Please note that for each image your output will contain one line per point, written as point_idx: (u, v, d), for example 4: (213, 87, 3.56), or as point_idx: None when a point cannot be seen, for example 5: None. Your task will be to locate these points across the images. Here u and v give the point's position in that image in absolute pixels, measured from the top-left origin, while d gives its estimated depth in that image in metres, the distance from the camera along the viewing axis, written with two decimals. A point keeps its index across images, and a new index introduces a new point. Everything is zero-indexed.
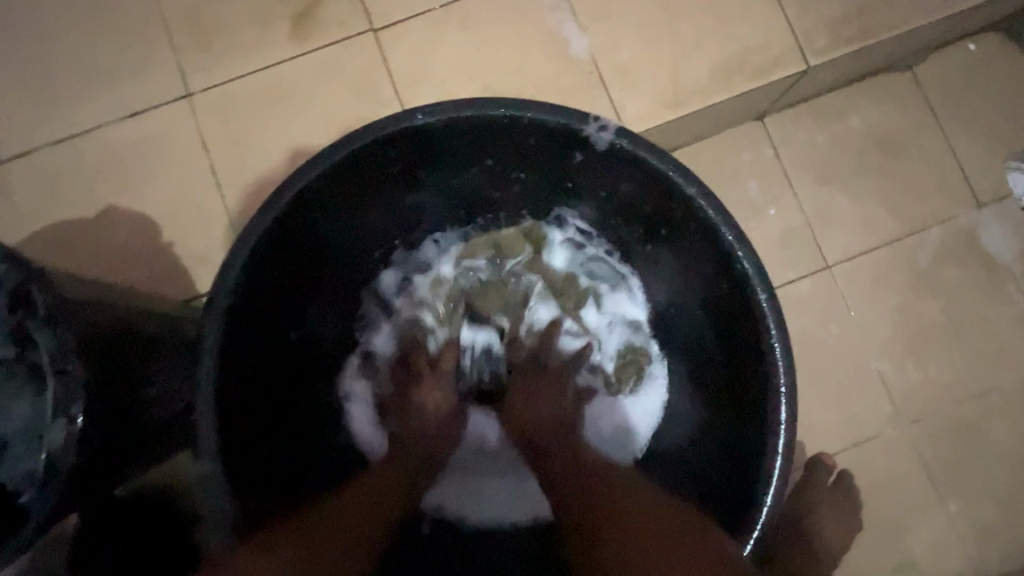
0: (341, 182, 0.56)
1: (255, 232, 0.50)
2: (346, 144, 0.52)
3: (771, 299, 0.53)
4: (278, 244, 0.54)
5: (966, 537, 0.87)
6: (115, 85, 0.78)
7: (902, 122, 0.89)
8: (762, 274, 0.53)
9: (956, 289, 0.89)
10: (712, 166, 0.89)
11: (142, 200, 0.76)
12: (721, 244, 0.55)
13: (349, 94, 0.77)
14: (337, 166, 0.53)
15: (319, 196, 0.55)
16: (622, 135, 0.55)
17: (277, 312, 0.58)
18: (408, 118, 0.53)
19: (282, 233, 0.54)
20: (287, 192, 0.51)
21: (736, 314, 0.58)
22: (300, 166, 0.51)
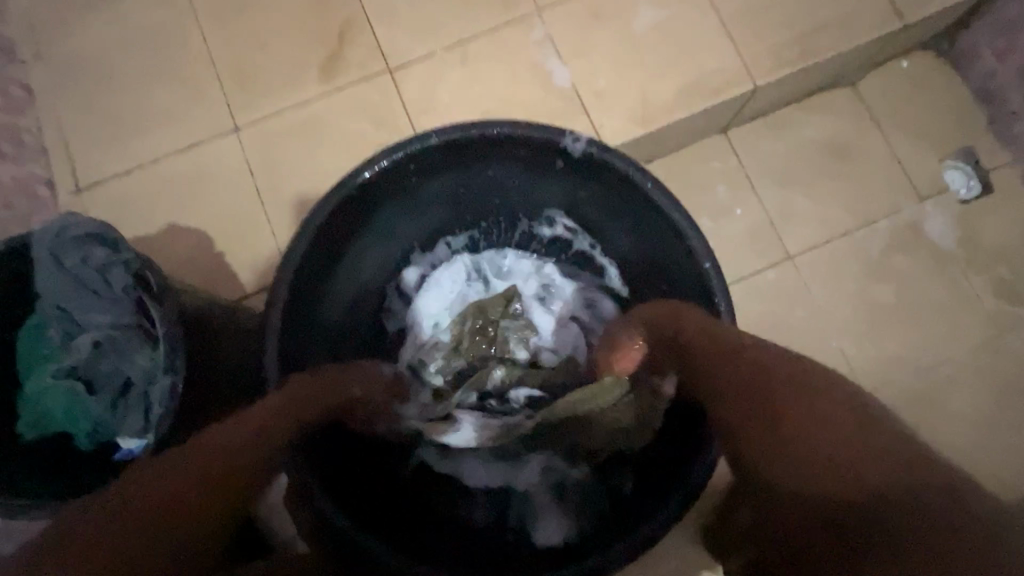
0: (373, 193, 0.70)
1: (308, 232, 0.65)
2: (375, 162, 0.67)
3: (714, 269, 0.65)
4: (327, 244, 0.68)
5: None
6: (175, 123, 0.93)
7: (845, 131, 1.05)
8: (705, 250, 0.65)
9: (905, 272, 1.01)
10: (683, 174, 1.03)
11: (199, 217, 0.91)
12: (673, 228, 0.67)
13: (369, 123, 0.92)
14: (369, 180, 0.68)
15: (357, 205, 0.70)
16: (593, 145, 0.68)
17: (321, 301, 0.72)
18: (425, 139, 0.68)
19: (327, 237, 0.68)
20: (331, 200, 0.65)
21: (689, 287, 0.70)
22: (341, 181, 0.66)
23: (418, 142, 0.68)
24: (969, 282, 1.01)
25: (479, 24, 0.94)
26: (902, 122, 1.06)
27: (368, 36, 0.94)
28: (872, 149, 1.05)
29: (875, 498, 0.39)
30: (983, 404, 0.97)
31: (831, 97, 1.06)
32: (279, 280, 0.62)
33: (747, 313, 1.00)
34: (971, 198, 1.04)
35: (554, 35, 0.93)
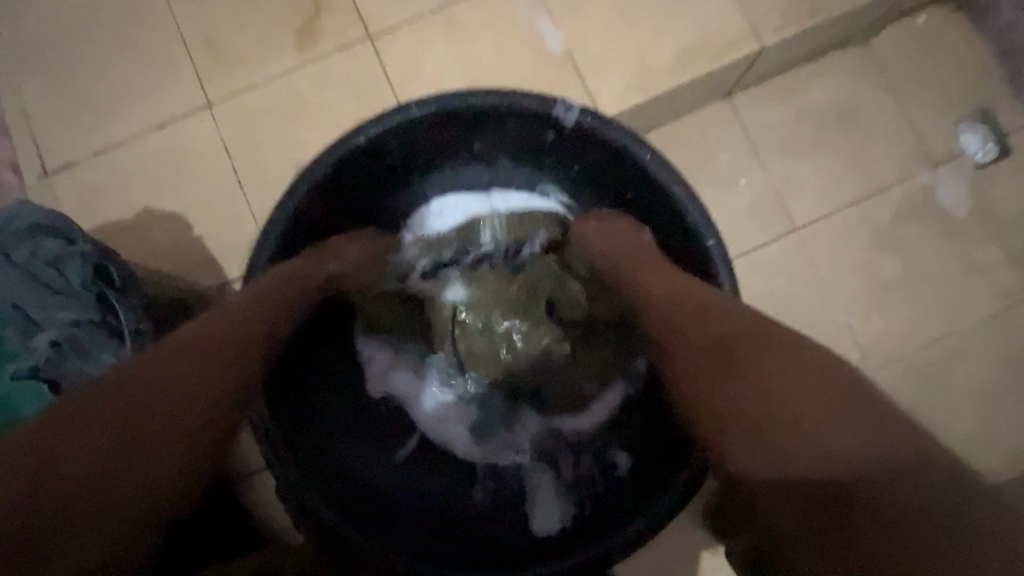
0: (352, 170, 0.67)
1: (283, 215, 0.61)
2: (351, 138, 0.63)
3: (718, 246, 0.60)
4: (307, 222, 0.66)
5: None
6: (143, 100, 0.88)
7: (855, 94, 0.99)
8: (708, 226, 0.60)
9: (914, 242, 0.97)
10: (684, 143, 0.97)
11: (173, 200, 0.86)
12: (672, 203, 0.63)
13: (350, 95, 0.86)
14: (345, 157, 0.64)
15: (336, 183, 0.67)
16: (585, 114, 0.63)
17: None
18: (404, 111, 0.63)
19: (307, 217, 0.66)
20: (307, 180, 0.62)
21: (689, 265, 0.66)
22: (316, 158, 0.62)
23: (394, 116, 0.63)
24: (980, 251, 0.97)
25: None
26: (916, 83, 1.00)
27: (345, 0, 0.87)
28: (883, 112, 0.99)
29: (859, 470, 0.35)
30: (992, 377, 0.94)
31: (842, 57, 1.00)
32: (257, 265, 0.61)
33: (751, 288, 0.96)
34: (986, 162, 0.98)
35: None
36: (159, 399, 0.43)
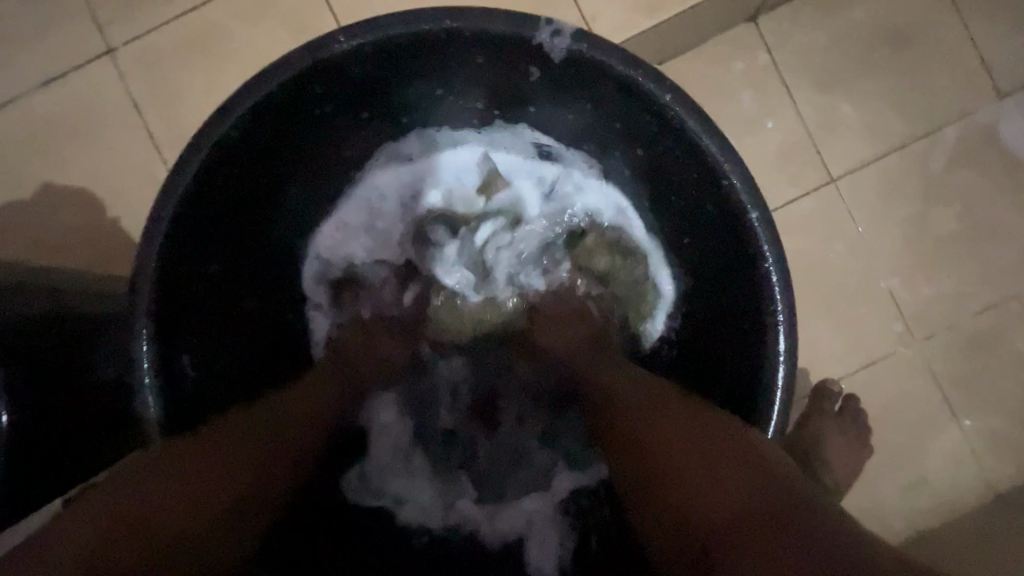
0: (267, 130, 0.50)
1: (171, 197, 0.45)
2: (262, 85, 0.45)
3: (761, 214, 0.47)
4: (214, 194, 0.50)
5: (982, 453, 0.82)
6: (25, 48, 0.70)
7: (909, 11, 0.81)
8: (750, 187, 0.47)
9: (971, 192, 0.82)
10: (699, 80, 0.80)
11: (78, 174, 0.70)
12: (700, 157, 0.49)
13: (283, 31, 0.69)
14: (257, 112, 0.47)
15: (247, 149, 0.50)
16: (581, 39, 0.47)
17: (224, 275, 0.55)
18: (332, 43, 0.46)
19: (208, 195, 0.49)
20: (203, 146, 0.45)
21: (718, 235, 0.53)
22: (210, 116, 0.45)
23: (324, 47, 0.46)
24: None
25: None
26: None
27: None
28: (942, 32, 0.82)
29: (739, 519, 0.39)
30: None
31: None
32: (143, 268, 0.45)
33: None
34: None
35: None
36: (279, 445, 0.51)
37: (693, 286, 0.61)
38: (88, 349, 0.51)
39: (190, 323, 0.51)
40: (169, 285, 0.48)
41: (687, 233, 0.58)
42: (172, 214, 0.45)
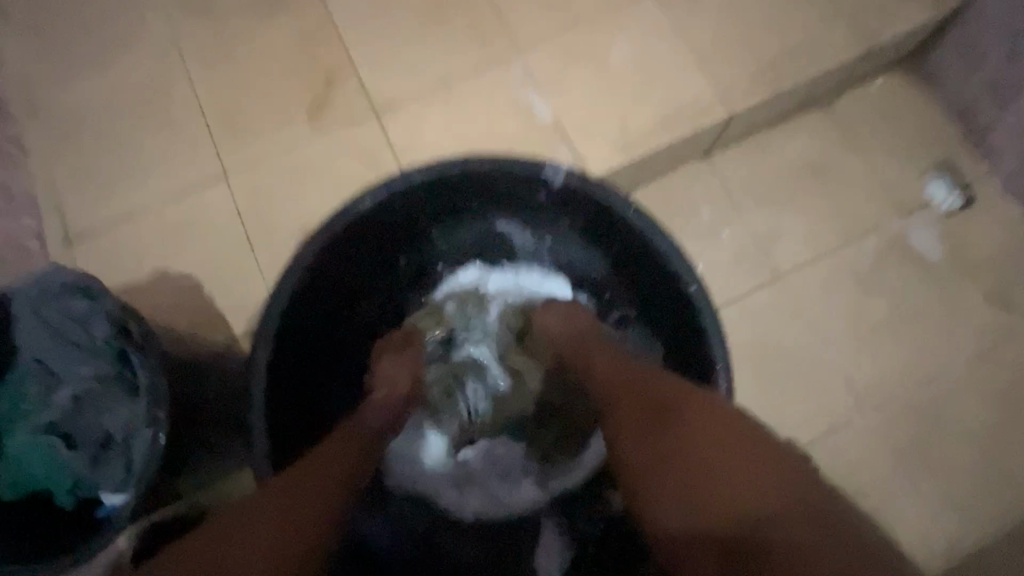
0: (357, 235, 0.71)
1: (291, 279, 0.65)
2: (357, 205, 0.67)
3: (700, 289, 0.63)
4: (315, 279, 0.70)
5: (941, 512, 0.92)
6: (163, 172, 0.94)
7: (826, 151, 1.07)
8: (691, 269, 0.63)
9: (896, 287, 1.01)
10: (668, 199, 1.04)
11: (187, 263, 0.90)
12: (654, 250, 0.66)
13: (355, 163, 0.94)
14: (351, 222, 0.68)
15: (342, 247, 0.71)
16: (572, 174, 0.68)
17: (310, 341, 0.73)
18: (404, 177, 0.68)
19: (306, 287, 0.68)
20: (313, 244, 0.66)
21: (676, 307, 0.69)
22: (323, 224, 0.66)
23: (400, 182, 0.68)
24: (961, 293, 1.01)
25: (459, 64, 0.96)
26: (882, 139, 1.07)
27: (352, 80, 0.96)
28: (854, 165, 1.06)
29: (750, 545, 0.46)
30: (988, 417, 0.95)
31: (809, 117, 1.08)
32: (258, 341, 0.62)
33: (741, 334, 0.99)
34: (953, 210, 1.04)
35: (532, 71, 0.95)
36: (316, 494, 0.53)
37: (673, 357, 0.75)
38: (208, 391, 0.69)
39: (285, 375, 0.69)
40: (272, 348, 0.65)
41: (665, 316, 0.74)
42: (287, 290, 0.65)
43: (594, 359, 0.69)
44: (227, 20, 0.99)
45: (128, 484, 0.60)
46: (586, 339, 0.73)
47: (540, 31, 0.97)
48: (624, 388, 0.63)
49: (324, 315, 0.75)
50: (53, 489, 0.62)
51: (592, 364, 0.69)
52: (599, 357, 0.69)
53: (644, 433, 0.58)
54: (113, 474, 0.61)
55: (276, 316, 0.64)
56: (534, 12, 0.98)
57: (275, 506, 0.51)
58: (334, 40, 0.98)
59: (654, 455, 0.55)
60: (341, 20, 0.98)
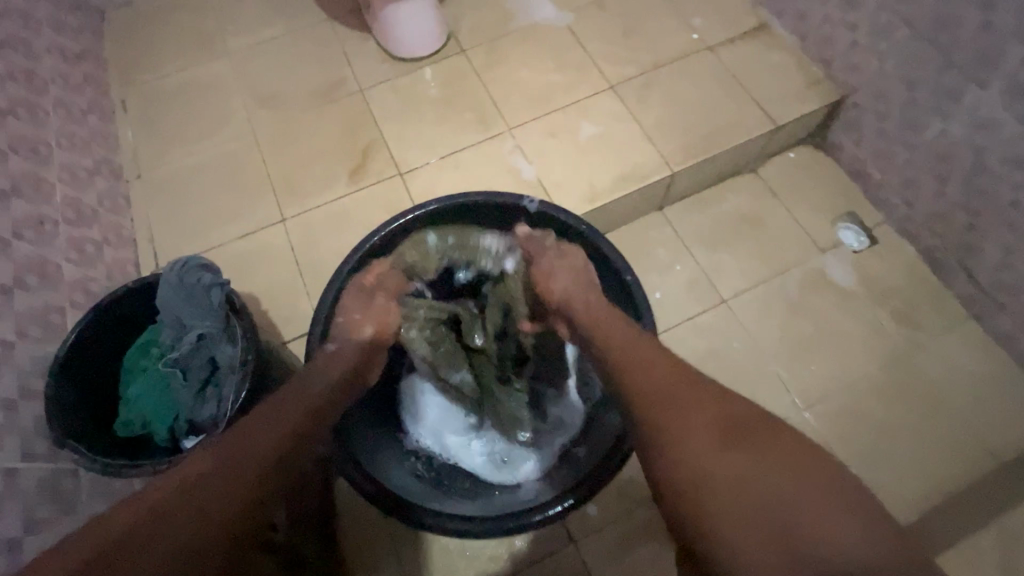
0: (381, 256, 0.93)
1: (333, 284, 0.86)
2: (382, 230, 0.90)
3: (633, 280, 0.86)
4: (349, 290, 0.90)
5: (871, 496, 1.09)
6: (235, 218, 1.22)
7: (755, 205, 1.34)
8: (626, 266, 0.87)
9: (819, 309, 1.24)
10: (631, 241, 1.31)
11: (250, 286, 1.15)
12: (601, 255, 0.90)
13: (384, 210, 1.22)
14: (378, 243, 0.91)
15: (369, 265, 0.92)
16: (543, 205, 0.91)
17: None
18: (419, 208, 0.91)
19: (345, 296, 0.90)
20: (350, 259, 0.88)
21: (619, 298, 0.91)
22: (356, 244, 0.89)
23: (412, 213, 0.91)
24: (873, 314, 1.23)
25: (465, 140, 1.27)
26: (799, 195, 1.35)
27: (384, 151, 1.27)
28: (778, 215, 1.33)
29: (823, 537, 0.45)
30: (902, 413, 1.15)
31: (740, 179, 1.37)
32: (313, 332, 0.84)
33: (694, 346, 1.21)
34: (861, 249, 1.30)
35: (520, 144, 1.26)
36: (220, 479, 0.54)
37: None
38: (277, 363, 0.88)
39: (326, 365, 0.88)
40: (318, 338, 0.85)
41: None
42: (331, 292, 0.86)
43: (621, 340, 0.74)
44: (292, 110, 1.32)
45: (221, 421, 0.76)
46: (618, 320, 0.78)
47: (526, 117, 1.29)
48: (670, 372, 0.66)
49: None
50: (154, 425, 0.78)
51: (615, 343, 0.74)
52: (633, 338, 0.74)
53: (667, 408, 0.61)
54: (208, 411, 0.77)
55: (326, 313, 0.85)
56: (522, 103, 1.30)
57: (230, 446, 0.58)
58: (371, 123, 1.30)
59: (680, 427, 0.58)
60: (377, 110, 1.31)
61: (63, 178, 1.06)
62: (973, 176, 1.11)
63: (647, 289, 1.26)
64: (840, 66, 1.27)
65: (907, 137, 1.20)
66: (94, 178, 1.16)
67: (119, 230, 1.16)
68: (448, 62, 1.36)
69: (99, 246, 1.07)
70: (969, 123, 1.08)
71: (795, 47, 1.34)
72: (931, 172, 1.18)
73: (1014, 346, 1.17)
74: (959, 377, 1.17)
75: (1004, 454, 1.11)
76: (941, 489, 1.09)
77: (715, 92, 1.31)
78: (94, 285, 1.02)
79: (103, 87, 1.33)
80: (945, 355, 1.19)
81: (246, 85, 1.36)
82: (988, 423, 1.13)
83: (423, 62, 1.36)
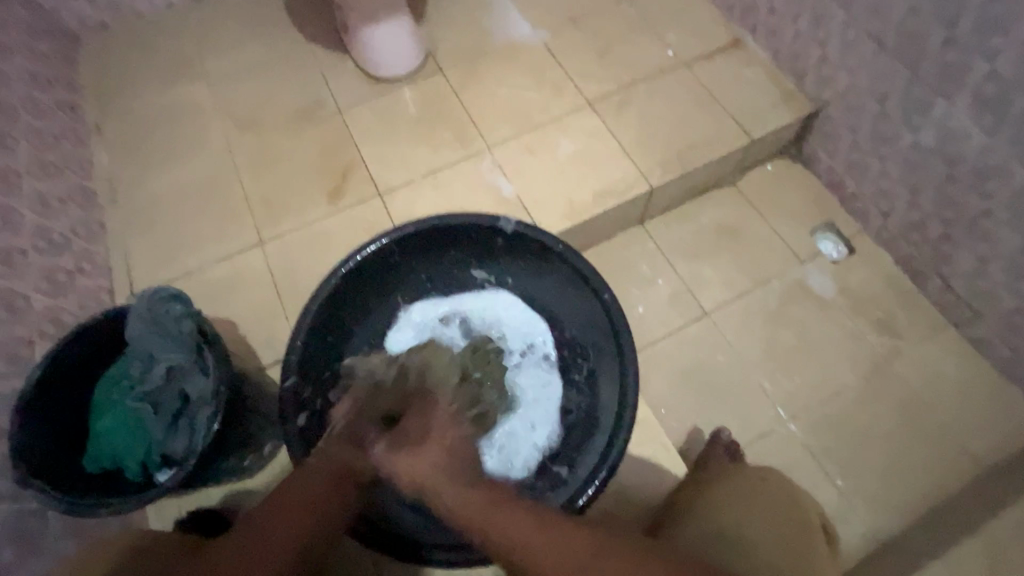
0: (357, 280, 0.92)
1: (308, 311, 0.85)
2: (358, 254, 0.89)
3: (611, 298, 0.86)
4: (325, 316, 0.88)
5: (858, 506, 1.09)
6: (212, 242, 1.20)
7: (734, 216, 1.35)
8: (604, 285, 0.87)
9: (800, 320, 1.25)
10: (612, 256, 1.31)
11: (228, 310, 1.14)
12: (579, 274, 0.90)
13: (363, 232, 1.21)
14: (353, 267, 0.89)
15: (345, 289, 0.91)
16: (520, 225, 0.91)
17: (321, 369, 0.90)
18: (395, 231, 0.90)
19: (320, 321, 0.87)
20: (325, 284, 0.86)
21: (597, 317, 0.91)
22: (332, 270, 0.87)
23: (388, 236, 0.90)
24: (853, 323, 1.24)
25: (444, 159, 1.27)
26: (777, 206, 1.37)
27: (363, 172, 1.27)
28: (757, 227, 1.35)
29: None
30: (885, 422, 1.15)
31: (719, 193, 1.38)
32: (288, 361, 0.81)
33: (678, 360, 1.21)
34: (841, 259, 1.31)
35: (499, 162, 1.27)
36: None
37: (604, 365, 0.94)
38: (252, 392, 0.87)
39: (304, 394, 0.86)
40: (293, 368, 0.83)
41: (598, 333, 0.92)
42: (306, 319, 0.84)
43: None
44: (270, 133, 1.32)
45: (194, 452, 0.74)
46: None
47: (504, 135, 1.30)
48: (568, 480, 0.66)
49: (331, 349, 0.93)
50: (124, 460, 0.75)
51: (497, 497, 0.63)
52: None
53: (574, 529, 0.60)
54: (182, 443, 0.75)
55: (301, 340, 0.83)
56: (500, 122, 1.31)
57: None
58: (350, 144, 1.30)
59: None
60: (355, 131, 1.31)
61: (33, 206, 1.05)
62: (944, 186, 1.13)
63: (629, 304, 1.26)
64: (812, 80, 1.30)
65: (880, 148, 1.23)
66: (66, 205, 1.14)
67: (93, 257, 1.14)
68: (426, 83, 1.37)
69: (70, 274, 1.06)
70: (938, 135, 1.10)
71: (767, 62, 1.37)
72: (903, 182, 1.21)
73: (991, 351, 1.19)
74: (939, 384, 1.18)
75: (987, 460, 1.12)
76: (926, 496, 1.10)
77: (691, 107, 1.32)
78: (65, 315, 1.00)
79: (78, 113, 1.32)
80: (926, 363, 1.20)
81: (223, 107, 1.35)
82: (969, 429, 1.15)
83: (401, 83, 1.37)
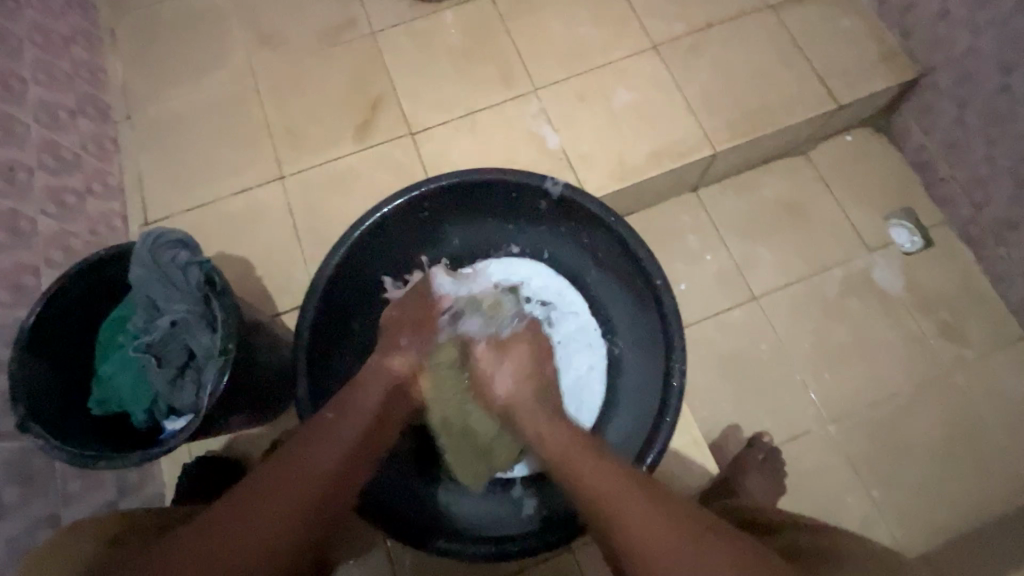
0: (385, 234, 0.83)
1: (328, 266, 0.76)
2: (385, 206, 0.79)
3: (663, 284, 0.76)
4: (346, 274, 0.80)
5: (889, 517, 1.04)
6: (227, 173, 1.12)
7: (801, 192, 1.21)
8: (656, 267, 0.77)
9: (858, 315, 1.14)
10: (659, 225, 1.19)
11: (242, 248, 1.07)
12: (628, 251, 0.80)
13: (390, 173, 1.11)
14: (382, 219, 0.80)
15: (371, 243, 0.82)
16: (569, 188, 0.80)
17: (343, 332, 0.84)
18: (428, 184, 0.80)
19: (341, 274, 0.79)
20: (348, 238, 0.78)
21: (644, 298, 0.81)
22: (356, 220, 0.78)
23: (421, 188, 0.80)
24: (918, 324, 1.13)
25: (485, 99, 1.14)
26: (850, 187, 1.21)
27: (394, 107, 1.14)
28: (825, 206, 1.20)
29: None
30: (935, 435, 1.07)
31: (788, 163, 1.23)
32: (302, 319, 0.74)
33: (717, 346, 1.12)
34: (914, 251, 1.17)
35: (546, 108, 1.13)
36: (295, 490, 0.58)
37: (638, 357, 0.85)
38: (270, 344, 0.82)
39: (324, 358, 0.80)
40: (314, 331, 0.76)
41: (641, 318, 0.84)
42: (326, 274, 0.76)
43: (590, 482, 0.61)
44: (293, 52, 1.19)
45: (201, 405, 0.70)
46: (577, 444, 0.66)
47: (556, 76, 1.15)
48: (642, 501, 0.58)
49: (356, 307, 0.85)
50: (130, 406, 0.73)
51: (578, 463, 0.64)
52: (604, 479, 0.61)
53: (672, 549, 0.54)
54: (187, 396, 0.71)
55: (317, 296, 0.75)
56: (552, 61, 1.16)
57: (272, 480, 0.59)
58: (383, 73, 1.16)
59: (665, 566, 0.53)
60: (389, 58, 1.17)
61: (41, 118, 0.96)
62: None
63: (672, 279, 1.16)
64: (922, 40, 1.11)
65: (988, 129, 1.06)
66: (77, 119, 1.05)
67: (105, 178, 1.07)
68: (471, 7, 1.20)
69: (80, 197, 0.99)
70: None
71: (871, 12, 1.17)
72: (1010, 172, 1.04)
73: None
74: (1001, 399, 1.08)
75: None
76: (966, 516, 1.03)
77: (774, 60, 1.14)
78: (75, 241, 0.96)
79: (89, 13, 1.19)
80: (990, 375, 1.10)
81: (247, 19, 1.22)
82: None
83: (443, 5, 1.21)
